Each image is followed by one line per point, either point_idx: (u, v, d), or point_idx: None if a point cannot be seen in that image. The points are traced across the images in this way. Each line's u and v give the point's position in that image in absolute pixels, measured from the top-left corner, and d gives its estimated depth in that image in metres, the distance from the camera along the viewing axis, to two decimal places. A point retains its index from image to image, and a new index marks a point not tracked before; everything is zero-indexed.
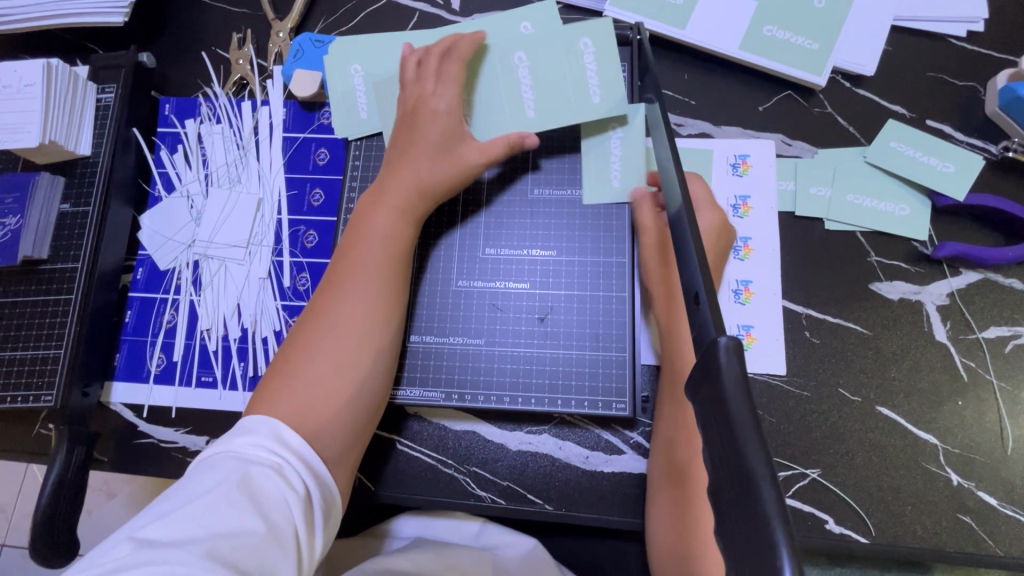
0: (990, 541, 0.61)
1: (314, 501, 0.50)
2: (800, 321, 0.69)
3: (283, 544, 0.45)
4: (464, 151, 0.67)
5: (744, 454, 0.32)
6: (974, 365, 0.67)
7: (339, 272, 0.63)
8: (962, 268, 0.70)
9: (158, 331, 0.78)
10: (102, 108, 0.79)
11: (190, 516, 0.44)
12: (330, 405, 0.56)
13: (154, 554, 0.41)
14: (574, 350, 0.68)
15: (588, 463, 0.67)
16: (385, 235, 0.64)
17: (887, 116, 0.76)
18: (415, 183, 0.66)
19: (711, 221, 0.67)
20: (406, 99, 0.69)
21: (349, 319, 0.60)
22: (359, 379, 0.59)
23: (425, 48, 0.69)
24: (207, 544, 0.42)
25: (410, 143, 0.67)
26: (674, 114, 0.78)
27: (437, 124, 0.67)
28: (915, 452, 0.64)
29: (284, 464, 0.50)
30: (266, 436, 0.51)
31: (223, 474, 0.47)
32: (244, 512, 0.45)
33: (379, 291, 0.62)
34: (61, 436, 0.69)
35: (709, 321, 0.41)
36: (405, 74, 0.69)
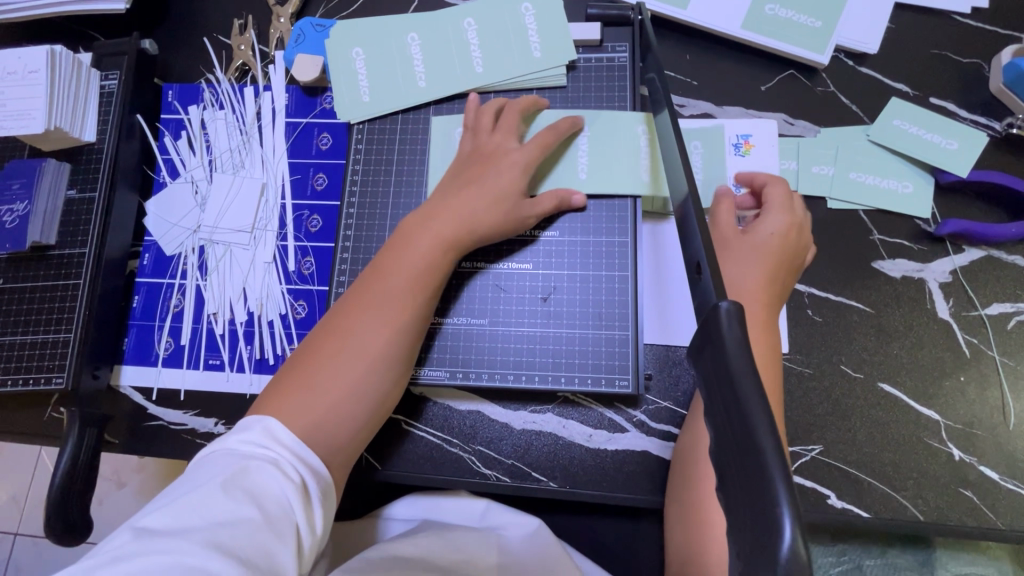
0: (991, 514, 0.62)
1: (310, 491, 0.52)
2: (803, 300, 0.69)
3: (281, 531, 0.48)
4: (519, 202, 0.66)
5: (748, 416, 0.33)
6: (976, 341, 0.67)
7: (369, 280, 0.63)
8: (965, 245, 0.70)
9: (165, 315, 0.79)
10: (106, 94, 0.79)
11: (189, 507, 0.46)
12: (331, 411, 0.57)
13: (157, 543, 0.43)
14: (577, 331, 0.68)
15: (592, 441, 0.68)
16: (421, 262, 0.63)
17: (890, 94, 0.75)
18: (463, 220, 0.64)
19: (785, 222, 0.63)
20: (480, 141, 0.70)
21: (367, 336, 0.60)
22: (362, 392, 0.59)
23: (510, 103, 0.71)
24: (207, 533, 0.45)
25: (474, 179, 0.67)
26: (676, 95, 0.78)
27: (506, 169, 0.66)
28: (917, 428, 0.64)
29: (281, 458, 0.52)
30: (263, 432, 0.53)
31: (220, 468, 0.49)
32: (241, 503, 0.47)
33: (400, 314, 0.61)
34: (73, 418, 0.70)
35: (711, 288, 0.42)
36: (483, 120, 0.70)
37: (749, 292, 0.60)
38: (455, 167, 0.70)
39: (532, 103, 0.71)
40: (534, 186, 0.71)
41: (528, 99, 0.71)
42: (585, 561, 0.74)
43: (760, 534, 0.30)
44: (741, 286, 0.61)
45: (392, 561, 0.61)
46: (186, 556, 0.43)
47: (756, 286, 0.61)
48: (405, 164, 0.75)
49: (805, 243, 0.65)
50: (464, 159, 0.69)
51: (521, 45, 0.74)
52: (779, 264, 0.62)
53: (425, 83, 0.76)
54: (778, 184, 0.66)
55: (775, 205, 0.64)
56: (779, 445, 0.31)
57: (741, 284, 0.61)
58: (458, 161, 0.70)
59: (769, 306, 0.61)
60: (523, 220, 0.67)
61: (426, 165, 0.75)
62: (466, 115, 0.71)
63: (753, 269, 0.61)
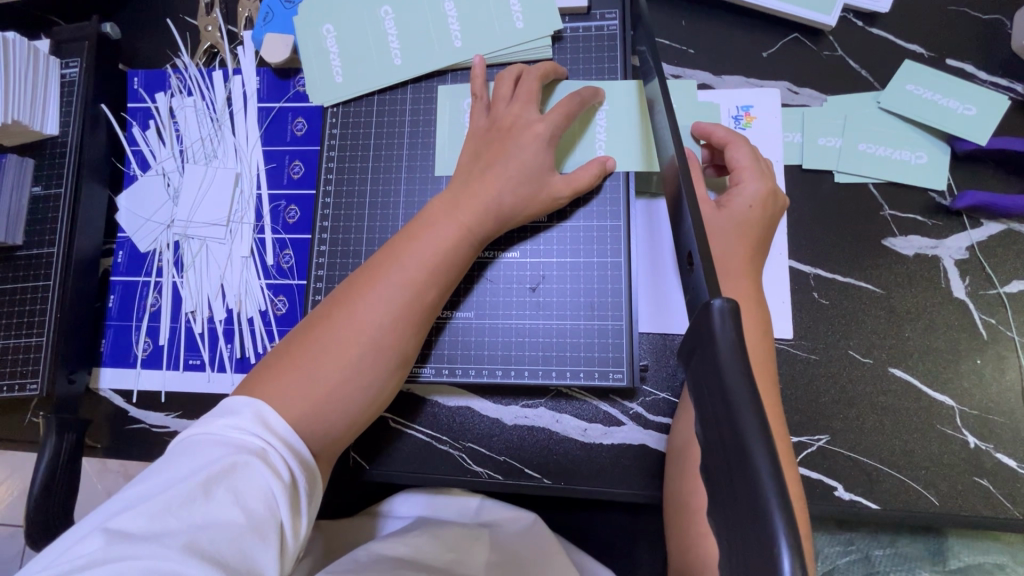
0: (1009, 504, 0.58)
1: (298, 485, 0.50)
2: (808, 282, 0.65)
3: (264, 532, 0.45)
4: (544, 183, 0.62)
5: (743, 432, 0.29)
6: (994, 322, 0.63)
7: (383, 263, 0.59)
8: (983, 218, 0.65)
9: (143, 315, 0.76)
10: (67, 84, 0.74)
11: (166, 506, 0.43)
12: (332, 402, 0.54)
13: (130, 547, 0.41)
14: (568, 321, 0.64)
15: (587, 436, 0.65)
16: (439, 248, 0.59)
17: (902, 56, 0.70)
18: (487, 209, 0.60)
19: (762, 191, 0.60)
20: (498, 114, 0.65)
21: (379, 327, 0.56)
22: (358, 384, 0.56)
23: (529, 68, 0.66)
24: (185, 537, 0.42)
25: (497, 159, 0.62)
26: (671, 64, 0.72)
27: (531, 147, 0.62)
28: (930, 414, 0.61)
29: (269, 450, 0.49)
30: (253, 419, 0.50)
31: (202, 460, 0.46)
32: (224, 503, 0.44)
33: (411, 303, 0.58)
34: (49, 425, 0.68)
35: (704, 281, 0.39)
36: (502, 90, 0.65)
37: (735, 270, 0.57)
38: (472, 144, 0.65)
39: (553, 70, 0.66)
40: (561, 159, 0.66)
41: (549, 67, 0.66)
42: (583, 557, 0.72)
43: (756, 563, 0.27)
44: (727, 265, 0.57)
45: (385, 561, 0.58)
46: (162, 563, 0.40)
47: (738, 265, 0.58)
48: (382, 150, 0.71)
49: (780, 209, 0.62)
50: (479, 135, 0.65)
51: (503, 15, 0.69)
52: (759, 238, 0.60)
53: (402, 60, 0.71)
54: (744, 146, 0.62)
55: (748, 170, 0.61)
56: (777, 465, 0.28)
57: (727, 265, 0.57)
58: (473, 137, 0.65)
59: (756, 285, 0.58)
60: (547, 206, 0.63)
61: (403, 150, 0.71)
62: (477, 84, 0.66)
63: (737, 246, 0.58)
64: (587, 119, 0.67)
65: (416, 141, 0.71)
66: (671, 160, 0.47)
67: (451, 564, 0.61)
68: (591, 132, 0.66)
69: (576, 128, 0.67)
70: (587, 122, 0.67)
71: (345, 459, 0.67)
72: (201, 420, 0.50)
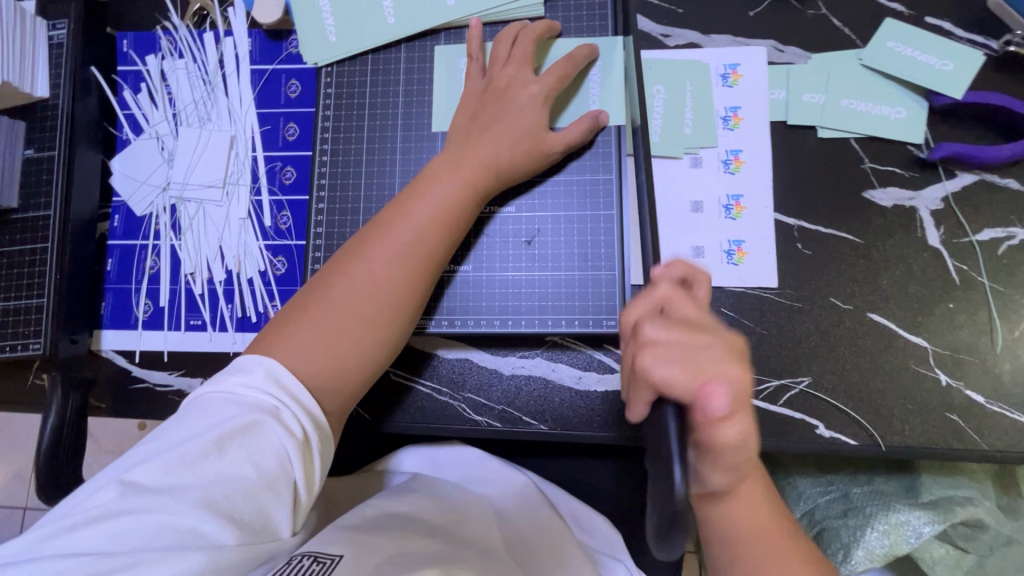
0: (976, 436, 0.62)
1: (311, 442, 0.51)
2: (792, 233, 0.68)
3: (277, 488, 0.47)
4: (544, 139, 0.64)
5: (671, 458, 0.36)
6: (966, 269, 0.66)
7: (386, 225, 0.60)
8: (958, 170, 0.68)
9: (142, 277, 0.77)
10: (55, 46, 0.73)
11: (181, 462, 0.45)
12: (348, 358, 0.56)
13: (144, 501, 0.43)
14: (562, 272, 0.66)
15: (581, 383, 0.68)
16: (440, 210, 0.60)
17: (884, 15, 0.72)
18: (487, 167, 0.62)
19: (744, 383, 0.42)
20: (493, 75, 0.66)
21: (389, 285, 0.58)
22: (368, 340, 0.57)
23: (524, 27, 0.67)
24: (198, 491, 0.45)
25: (493, 120, 0.64)
26: (661, 23, 0.74)
27: (525, 107, 0.64)
28: (904, 355, 0.64)
29: (281, 408, 0.50)
30: (264, 377, 0.51)
31: (216, 418, 0.48)
32: (237, 460, 0.46)
33: (415, 264, 0.59)
34: (55, 383, 0.69)
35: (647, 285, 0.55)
36: (498, 51, 0.66)
37: (734, 429, 0.39)
38: (467, 105, 0.66)
39: (548, 29, 0.67)
40: (552, 118, 0.68)
41: (545, 26, 0.67)
42: (576, 504, 0.76)
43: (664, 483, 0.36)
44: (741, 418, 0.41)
45: (390, 518, 0.60)
46: (176, 517, 0.43)
47: (696, 353, 0.41)
48: (377, 109, 0.72)
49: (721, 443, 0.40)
50: (474, 97, 0.66)
51: None
52: (708, 320, 0.46)
53: (395, 19, 0.71)
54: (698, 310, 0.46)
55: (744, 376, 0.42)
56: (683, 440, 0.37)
57: (722, 428, 0.39)
58: (469, 100, 0.66)
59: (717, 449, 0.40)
60: (545, 162, 0.65)
61: (398, 109, 0.72)
62: (473, 46, 0.67)
63: (684, 337, 0.43)
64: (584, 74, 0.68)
65: (411, 101, 0.71)
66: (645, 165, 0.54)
67: (454, 524, 0.63)
68: (586, 92, 0.68)
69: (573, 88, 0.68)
70: (577, 80, 0.68)
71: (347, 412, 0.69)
72: (215, 378, 0.52)
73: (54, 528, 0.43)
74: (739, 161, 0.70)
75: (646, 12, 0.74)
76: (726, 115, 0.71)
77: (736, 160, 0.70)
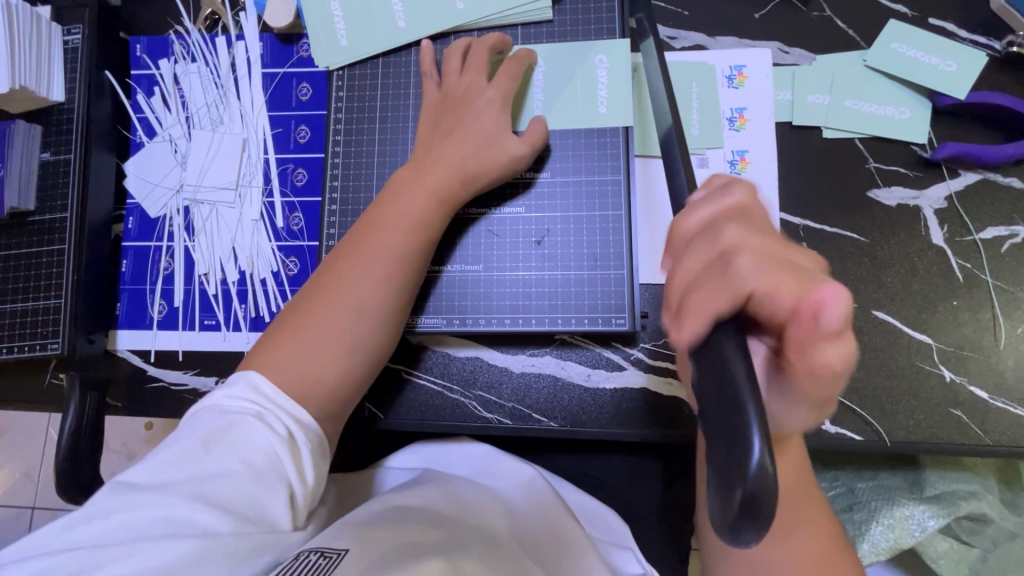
0: (980, 431, 0.63)
1: (297, 441, 0.53)
2: (797, 233, 0.69)
3: (267, 482, 0.49)
4: (508, 141, 0.64)
5: (744, 424, 0.30)
6: (969, 266, 0.67)
7: (360, 236, 0.62)
8: (961, 169, 0.69)
9: (156, 278, 0.78)
10: (70, 50, 0.74)
11: (171, 462, 0.48)
12: (329, 366, 0.57)
13: (137, 498, 0.46)
14: (571, 272, 0.68)
15: (590, 380, 0.69)
16: (410, 215, 0.62)
17: (888, 16, 0.73)
18: (452, 174, 0.63)
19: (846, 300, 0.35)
20: (448, 85, 0.68)
21: (363, 292, 0.59)
22: (348, 346, 0.58)
23: (471, 40, 0.69)
24: (187, 487, 0.46)
25: (454, 128, 0.65)
26: (668, 26, 0.75)
27: (485, 114, 0.65)
28: (909, 351, 0.65)
29: (265, 411, 0.53)
30: (247, 385, 0.54)
31: (202, 423, 0.51)
32: (222, 458, 0.48)
33: (387, 268, 0.60)
34: (73, 383, 0.70)
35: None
36: (451, 64, 0.68)
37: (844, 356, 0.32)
38: (429, 115, 0.68)
39: (501, 41, 0.69)
40: (517, 120, 0.69)
41: (496, 38, 0.69)
42: (584, 499, 0.77)
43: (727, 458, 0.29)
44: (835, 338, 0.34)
45: (398, 509, 0.61)
46: (167, 510, 0.45)
47: (789, 262, 0.36)
48: (388, 112, 0.73)
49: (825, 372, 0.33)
50: (434, 107, 0.68)
51: None
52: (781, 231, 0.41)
53: (406, 23, 0.72)
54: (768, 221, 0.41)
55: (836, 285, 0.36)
56: (759, 396, 0.31)
57: (829, 350, 0.32)
58: (429, 110, 0.68)
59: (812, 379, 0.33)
60: (517, 165, 0.65)
61: (409, 111, 0.73)
62: (426, 64, 0.70)
63: (768, 240, 0.37)
64: (592, 76, 0.69)
65: (421, 103, 0.72)
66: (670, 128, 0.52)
67: (463, 513, 0.64)
68: (594, 94, 0.69)
69: (581, 91, 0.69)
70: (583, 83, 0.69)
71: (360, 409, 0.70)
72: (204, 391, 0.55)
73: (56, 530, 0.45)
74: (746, 161, 0.71)
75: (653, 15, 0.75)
76: (732, 116, 0.72)
77: (742, 160, 0.71)
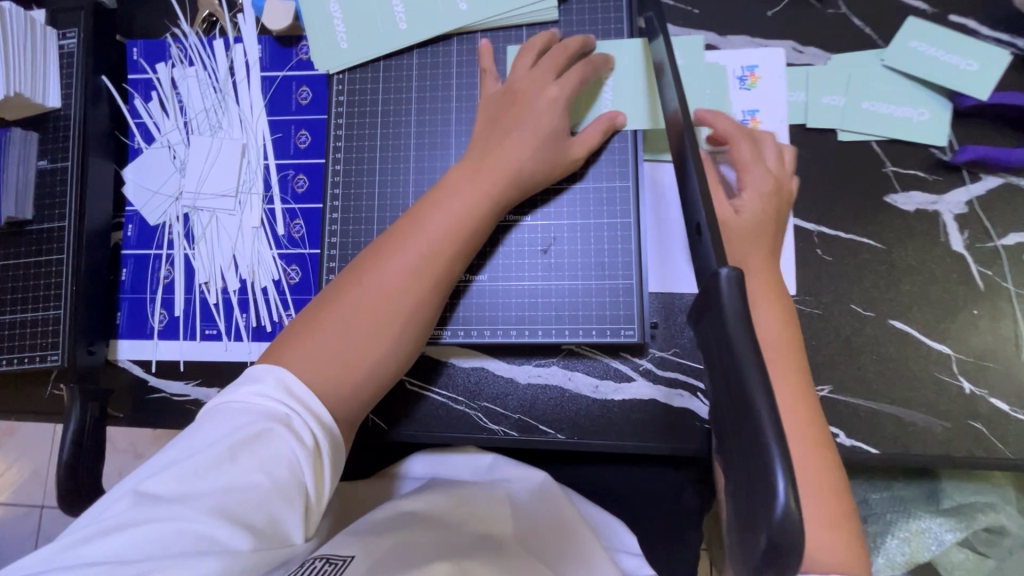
0: (1001, 444, 0.61)
1: (322, 450, 0.51)
2: (812, 239, 0.67)
3: (290, 496, 0.47)
4: (563, 146, 0.63)
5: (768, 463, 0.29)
6: (990, 274, 0.65)
7: (405, 232, 0.59)
8: (982, 172, 0.66)
9: (156, 287, 0.77)
10: (65, 55, 0.73)
11: (195, 471, 0.46)
12: (360, 368, 0.56)
13: (160, 510, 0.44)
14: (578, 282, 0.66)
15: (598, 392, 0.67)
16: (460, 218, 0.59)
17: (906, 13, 0.70)
18: (508, 177, 0.61)
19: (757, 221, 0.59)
20: (514, 79, 0.65)
21: (403, 295, 0.57)
22: (381, 349, 0.57)
23: (551, 38, 0.67)
24: (212, 499, 0.44)
25: (513, 124, 0.62)
26: (678, 25, 0.73)
27: (544, 114, 0.62)
28: (927, 362, 0.63)
29: (293, 417, 0.50)
30: (276, 385, 0.51)
31: (228, 427, 0.48)
32: (249, 469, 0.46)
33: (432, 273, 0.58)
34: (73, 395, 0.69)
35: (711, 252, 0.39)
36: (524, 59, 0.66)
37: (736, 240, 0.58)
38: (486, 109, 0.65)
39: (582, 43, 0.66)
40: (572, 123, 0.67)
41: (579, 41, 0.66)
42: (592, 508, 0.76)
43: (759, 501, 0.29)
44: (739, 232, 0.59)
45: (403, 516, 0.61)
46: (191, 524, 0.43)
47: (774, 204, 0.60)
48: (389, 117, 0.71)
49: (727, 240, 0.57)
50: (494, 100, 0.65)
51: None
52: (764, 178, 0.60)
53: (406, 25, 0.70)
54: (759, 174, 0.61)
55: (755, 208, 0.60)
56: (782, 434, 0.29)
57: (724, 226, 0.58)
58: (489, 102, 0.65)
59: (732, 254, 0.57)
60: (565, 169, 0.64)
61: (411, 117, 0.71)
62: (484, 59, 0.68)
63: (754, 174, 0.60)
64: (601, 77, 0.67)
65: (424, 108, 0.71)
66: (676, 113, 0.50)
67: (466, 517, 0.63)
68: (600, 97, 0.67)
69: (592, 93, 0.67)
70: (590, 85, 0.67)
71: (363, 421, 0.69)
72: (229, 387, 0.52)
73: (72, 537, 0.44)
74: None
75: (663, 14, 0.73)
76: (744, 118, 0.70)
77: None
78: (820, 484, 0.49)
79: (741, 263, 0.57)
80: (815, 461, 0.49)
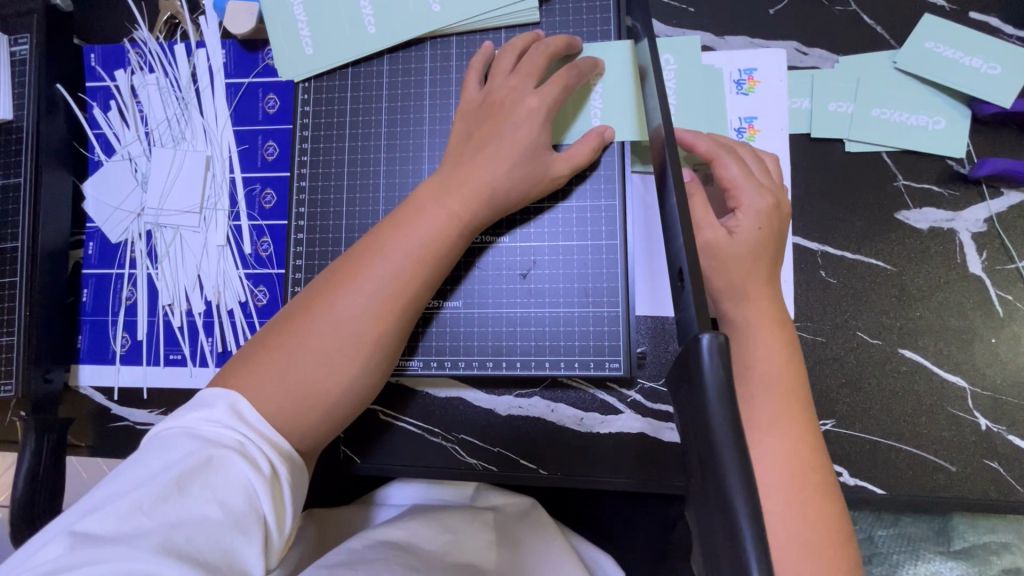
0: (1020, 486, 0.56)
1: (281, 478, 0.47)
2: (815, 260, 0.61)
3: (246, 527, 0.43)
4: (541, 161, 0.58)
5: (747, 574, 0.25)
6: (1010, 298, 0.59)
7: (365, 254, 0.54)
8: (1004, 187, 0.61)
9: (118, 309, 0.73)
10: (18, 62, 0.68)
11: (137, 505, 0.41)
12: (312, 403, 0.50)
13: (98, 551, 0.39)
14: (561, 309, 0.61)
15: (583, 425, 0.63)
16: (425, 239, 0.54)
17: (922, 10, 0.64)
18: (477, 196, 0.56)
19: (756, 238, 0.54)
20: (492, 87, 0.60)
21: (360, 323, 0.52)
22: (337, 381, 0.51)
23: (534, 40, 0.61)
24: (157, 536, 0.40)
25: (488, 139, 0.57)
26: (672, 24, 0.67)
27: (522, 127, 0.57)
28: (940, 396, 0.58)
29: (247, 443, 0.46)
30: (228, 410, 0.47)
31: (174, 455, 0.44)
32: (199, 499, 0.42)
33: (393, 298, 0.53)
34: (28, 426, 0.65)
35: (692, 307, 0.35)
36: (502, 63, 0.60)
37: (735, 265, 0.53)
38: (461, 122, 0.60)
39: (565, 43, 0.60)
40: (557, 134, 0.62)
41: (563, 41, 0.60)
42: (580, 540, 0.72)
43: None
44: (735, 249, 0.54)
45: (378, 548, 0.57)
46: (132, 564, 0.38)
47: (771, 219, 0.55)
48: (359, 129, 0.66)
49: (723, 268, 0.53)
50: (471, 112, 0.60)
51: None
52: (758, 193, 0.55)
53: (376, 29, 0.65)
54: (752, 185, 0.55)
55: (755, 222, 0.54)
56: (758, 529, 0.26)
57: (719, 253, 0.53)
58: (464, 115, 0.60)
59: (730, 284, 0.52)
60: (548, 185, 0.59)
61: (382, 129, 0.66)
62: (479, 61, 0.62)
63: (745, 188, 0.55)
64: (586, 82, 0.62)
65: (395, 118, 0.66)
66: (659, 127, 0.44)
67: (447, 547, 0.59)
68: (585, 106, 0.62)
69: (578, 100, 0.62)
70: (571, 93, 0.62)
71: (335, 451, 0.65)
72: (177, 414, 0.48)
73: None
74: None
75: (656, 13, 0.67)
76: (741, 126, 0.64)
77: None
78: (825, 542, 0.44)
79: (739, 290, 0.52)
80: (814, 511, 0.45)
